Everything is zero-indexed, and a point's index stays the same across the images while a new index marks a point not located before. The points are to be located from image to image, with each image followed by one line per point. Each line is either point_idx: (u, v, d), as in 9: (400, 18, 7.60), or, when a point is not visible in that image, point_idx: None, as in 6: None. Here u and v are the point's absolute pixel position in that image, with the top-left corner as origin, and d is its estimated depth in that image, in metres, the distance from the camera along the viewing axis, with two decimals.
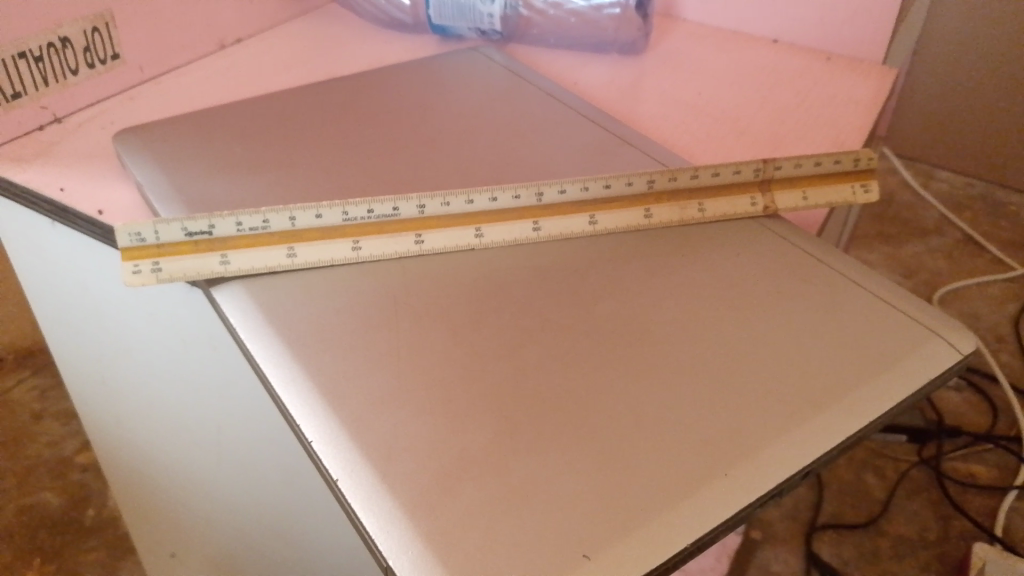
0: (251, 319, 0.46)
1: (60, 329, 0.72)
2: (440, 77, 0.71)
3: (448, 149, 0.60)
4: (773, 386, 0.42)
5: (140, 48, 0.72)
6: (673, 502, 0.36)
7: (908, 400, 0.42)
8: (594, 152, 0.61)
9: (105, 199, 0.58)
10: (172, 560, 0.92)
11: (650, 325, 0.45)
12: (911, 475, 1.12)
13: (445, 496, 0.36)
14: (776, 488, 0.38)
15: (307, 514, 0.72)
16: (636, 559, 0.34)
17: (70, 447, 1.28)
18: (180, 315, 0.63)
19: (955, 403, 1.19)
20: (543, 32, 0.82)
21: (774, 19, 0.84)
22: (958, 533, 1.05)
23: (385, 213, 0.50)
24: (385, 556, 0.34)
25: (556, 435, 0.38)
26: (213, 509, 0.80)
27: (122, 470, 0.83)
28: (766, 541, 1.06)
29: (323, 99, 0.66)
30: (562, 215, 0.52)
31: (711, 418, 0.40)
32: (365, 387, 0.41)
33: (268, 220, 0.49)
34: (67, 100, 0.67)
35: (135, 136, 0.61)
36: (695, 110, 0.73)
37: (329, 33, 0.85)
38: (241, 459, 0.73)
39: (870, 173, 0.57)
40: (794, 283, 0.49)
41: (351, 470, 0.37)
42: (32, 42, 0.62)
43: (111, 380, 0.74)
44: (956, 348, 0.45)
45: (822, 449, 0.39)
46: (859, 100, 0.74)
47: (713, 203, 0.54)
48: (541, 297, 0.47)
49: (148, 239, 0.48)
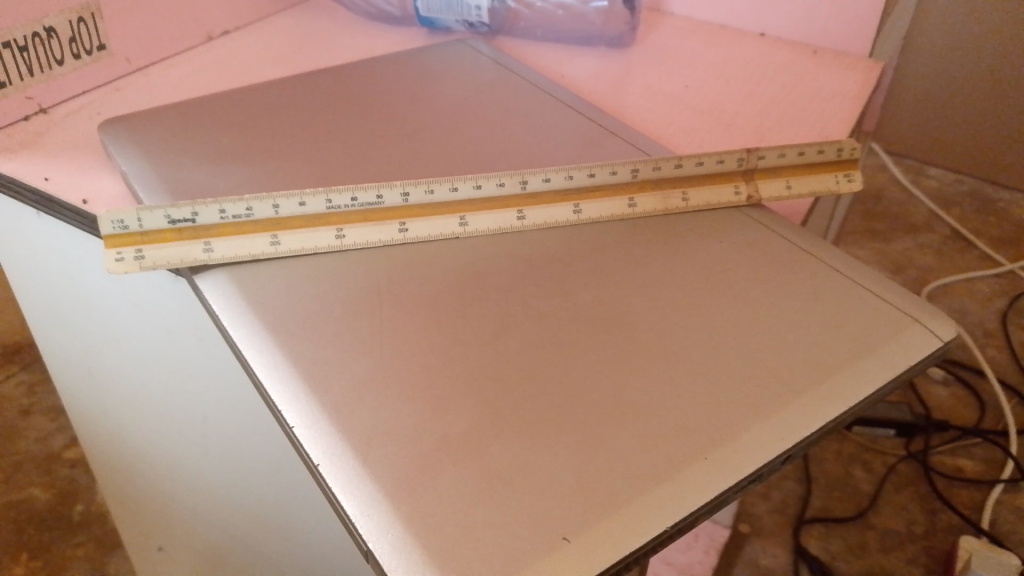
0: (234, 305, 0.46)
1: (47, 320, 0.72)
2: (427, 69, 0.71)
3: (434, 140, 0.60)
4: (754, 373, 0.42)
5: (127, 39, 0.72)
6: (652, 487, 0.36)
7: (888, 386, 0.43)
8: (580, 144, 0.61)
9: (90, 189, 0.58)
10: (160, 553, 0.92)
11: (632, 313, 0.45)
12: (898, 469, 1.12)
13: (424, 479, 0.36)
14: (754, 472, 0.38)
15: (297, 507, 0.72)
16: (614, 542, 0.34)
17: (58, 441, 1.28)
18: (166, 305, 0.63)
19: (943, 398, 1.20)
20: (531, 26, 0.82)
21: (761, 13, 0.84)
22: (946, 527, 1.06)
23: (369, 200, 0.51)
24: (365, 539, 0.34)
25: (537, 420, 0.38)
26: (200, 502, 0.80)
27: (109, 462, 0.84)
28: (754, 535, 1.06)
29: (310, 90, 0.66)
30: (546, 204, 0.52)
31: (691, 402, 0.40)
32: (346, 374, 0.41)
33: (252, 208, 0.49)
34: (53, 91, 0.67)
35: (121, 126, 0.61)
36: (682, 103, 0.73)
37: (317, 26, 0.85)
38: (229, 451, 0.72)
39: (853, 163, 0.57)
40: (777, 271, 0.49)
41: (333, 454, 0.37)
42: (16, 32, 0.62)
43: (98, 371, 0.74)
44: (936, 335, 0.45)
45: (802, 434, 0.39)
46: (846, 94, 0.74)
47: (696, 192, 0.54)
48: (525, 285, 0.47)
49: (131, 227, 0.48)
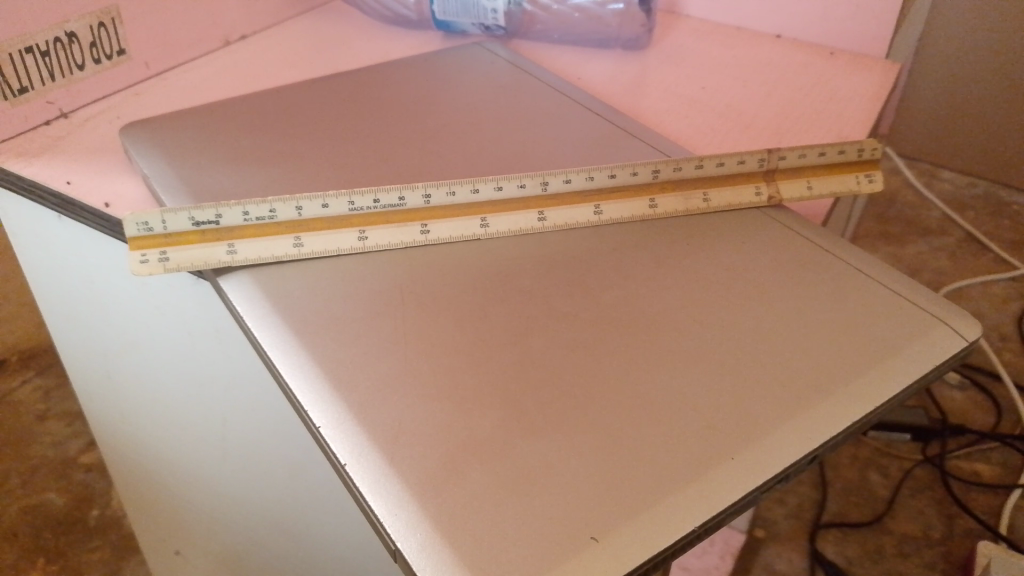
0: (258, 305, 0.46)
1: (65, 323, 0.72)
2: (445, 73, 0.71)
3: (454, 142, 0.60)
4: (780, 374, 0.42)
5: (146, 44, 0.72)
6: (680, 485, 0.36)
7: (913, 386, 0.42)
8: (600, 145, 0.61)
9: (112, 192, 0.58)
10: (177, 557, 0.92)
11: (655, 314, 0.45)
12: (915, 473, 1.12)
13: (451, 479, 0.36)
14: (781, 472, 0.38)
15: (316, 509, 0.72)
16: (642, 541, 0.34)
17: (73, 447, 1.28)
18: (188, 308, 0.63)
19: (959, 401, 1.19)
20: (547, 28, 0.82)
21: (776, 14, 0.84)
22: (964, 531, 1.05)
23: (391, 202, 0.51)
24: (393, 539, 0.34)
25: (563, 419, 0.38)
26: (218, 506, 0.81)
27: (127, 466, 0.84)
28: (770, 540, 1.05)
29: (329, 94, 0.66)
30: (567, 205, 0.52)
31: (715, 402, 0.40)
32: (372, 374, 0.41)
33: (275, 210, 0.49)
34: (74, 96, 0.68)
35: (142, 130, 0.62)
36: (699, 104, 0.73)
37: (333, 30, 0.85)
38: (248, 454, 0.72)
39: (874, 164, 0.57)
40: (800, 272, 0.49)
41: (359, 454, 0.37)
42: (38, 38, 0.62)
43: (117, 375, 0.74)
44: (960, 335, 0.45)
45: (828, 434, 0.39)
46: (863, 95, 0.74)
47: (717, 193, 0.54)
48: (547, 286, 0.47)
49: (156, 229, 0.48)
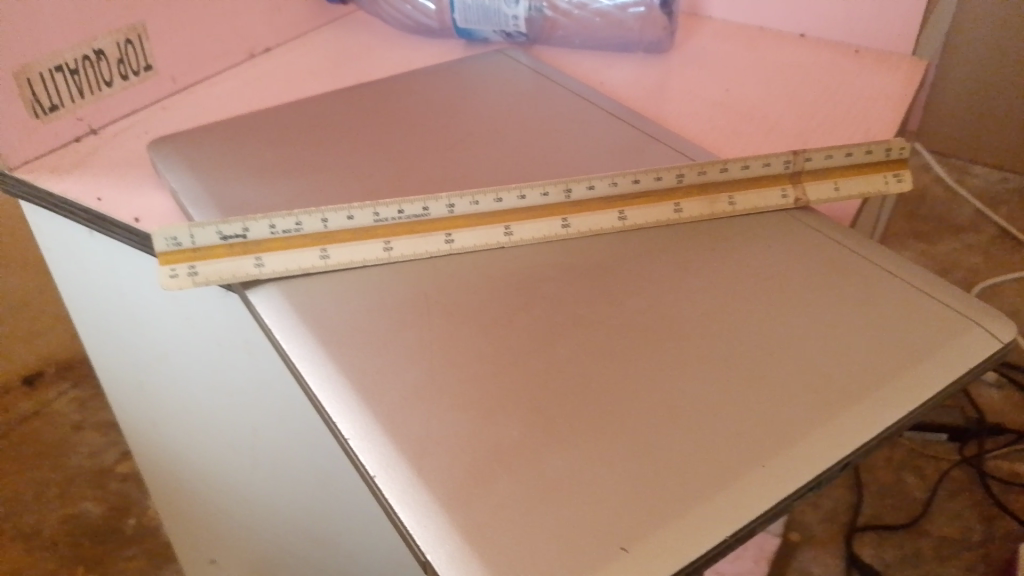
0: (287, 317, 0.46)
1: (100, 336, 0.74)
2: (467, 81, 0.71)
3: (478, 151, 0.60)
4: (810, 379, 0.41)
5: (173, 60, 0.73)
6: (712, 493, 0.36)
7: (947, 389, 0.42)
8: (623, 151, 0.61)
9: (141, 207, 0.59)
10: (211, 565, 0.93)
11: (682, 321, 0.45)
12: (951, 474, 1.10)
13: (479, 490, 0.36)
14: (814, 479, 0.37)
15: (348, 516, 0.73)
16: (674, 551, 0.33)
17: (109, 457, 1.31)
18: (216, 317, 0.63)
19: (995, 399, 1.17)
20: (569, 35, 0.82)
21: (800, 14, 0.83)
22: (1003, 533, 1.03)
23: (415, 213, 0.51)
24: (424, 550, 0.34)
25: (590, 430, 0.38)
26: (250, 514, 0.81)
27: (160, 476, 0.85)
28: (805, 543, 1.04)
29: (353, 105, 0.67)
30: (592, 212, 0.52)
31: (744, 410, 0.39)
32: (398, 385, 0.41)
33: (301, 222, 0.50)
34: (102, 112, 0.69)
35: (170, 145, 0.62)
36: (723, 108, 0.73)
37: (356, 40, 0.86)
38: (279, 462, 0.73)
39: (903, 163, 0.56)
40: (828, 275, 0.48)
41: (386, 465, 0.38)
42: (67, 56, 0.63)
43: (150, 386, 0.75)
44: (994, 336, 0.44)
45: (860, 440, 0.39)
46: (890, 94, 0.73)
47: (742, 196, 0.54)
48: (573, 293, 0.47)
49: (184, 244, 0.49)
